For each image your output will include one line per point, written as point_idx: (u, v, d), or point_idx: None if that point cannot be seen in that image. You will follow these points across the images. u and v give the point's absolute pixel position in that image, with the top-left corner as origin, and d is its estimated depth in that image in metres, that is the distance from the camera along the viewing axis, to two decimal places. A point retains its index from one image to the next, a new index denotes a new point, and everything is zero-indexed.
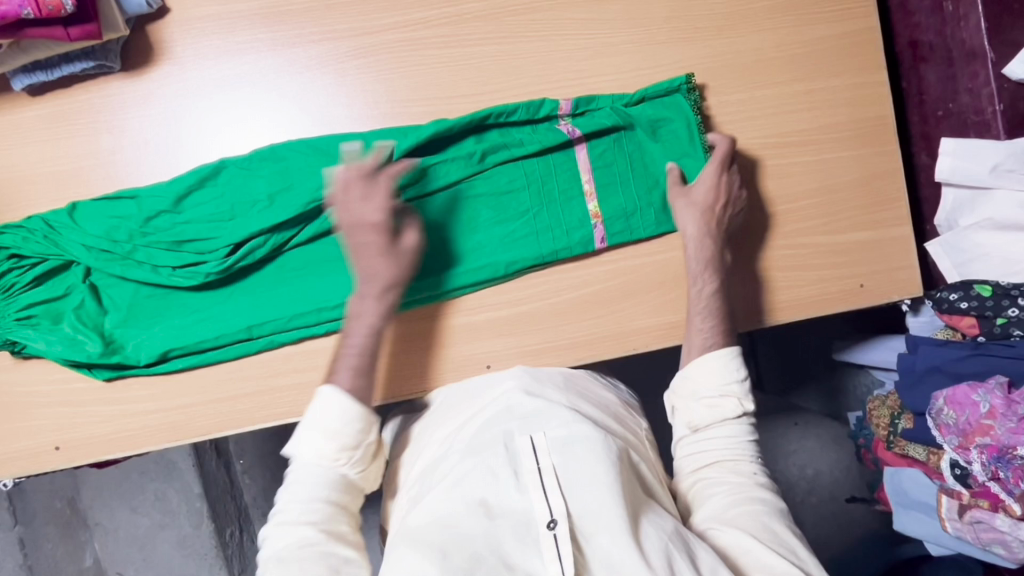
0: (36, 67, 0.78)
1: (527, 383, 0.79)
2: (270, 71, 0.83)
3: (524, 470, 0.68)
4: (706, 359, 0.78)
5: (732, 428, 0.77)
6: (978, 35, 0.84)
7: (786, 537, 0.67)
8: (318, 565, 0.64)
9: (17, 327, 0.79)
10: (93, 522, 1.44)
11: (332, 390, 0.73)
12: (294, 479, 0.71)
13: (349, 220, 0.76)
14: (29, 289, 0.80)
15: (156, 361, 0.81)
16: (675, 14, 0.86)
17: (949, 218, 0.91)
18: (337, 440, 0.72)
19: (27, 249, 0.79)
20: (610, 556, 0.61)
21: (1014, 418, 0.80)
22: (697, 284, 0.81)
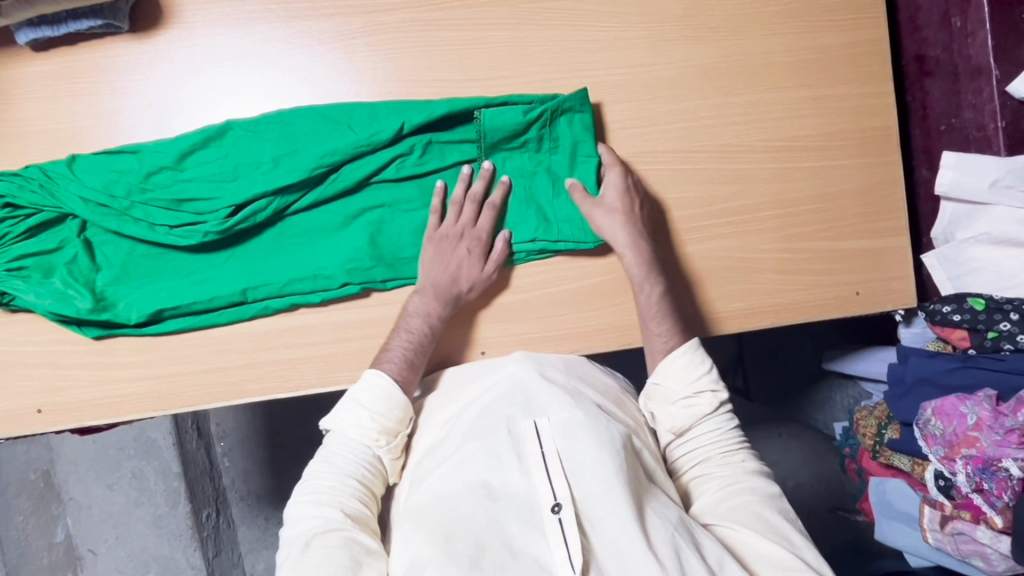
0: (41, 22, 0.76)
1: (536, 366, 0.79)
2: (280, 42, 0.82)
3: (528, 454, 0.70)
4: (672, 360, 0.80)
5: (714, 419, 0.81)
6: (985, 52, 0.85)
7: (777, 522, 0.71)
8: (342, 551, 0.65)
9: (7, 277, 0.78)
10: (67, 497, 1.41)
11: (380, 373, 0.77)
12: (330, 457, 0.74)
13: (449, 236, 0.81)
14: (22, 240, 0.80)
15: (148, 321, 0.80)
16: (688, 12, 0.87)
17: (946, 231, 0.91)
18: (376, 426, 0.75)
19: (22, 197, 0.78)
20: (616, 542, 0.64)
21: (1001, 431, 0.80)
22: (642, 291, 0.82)
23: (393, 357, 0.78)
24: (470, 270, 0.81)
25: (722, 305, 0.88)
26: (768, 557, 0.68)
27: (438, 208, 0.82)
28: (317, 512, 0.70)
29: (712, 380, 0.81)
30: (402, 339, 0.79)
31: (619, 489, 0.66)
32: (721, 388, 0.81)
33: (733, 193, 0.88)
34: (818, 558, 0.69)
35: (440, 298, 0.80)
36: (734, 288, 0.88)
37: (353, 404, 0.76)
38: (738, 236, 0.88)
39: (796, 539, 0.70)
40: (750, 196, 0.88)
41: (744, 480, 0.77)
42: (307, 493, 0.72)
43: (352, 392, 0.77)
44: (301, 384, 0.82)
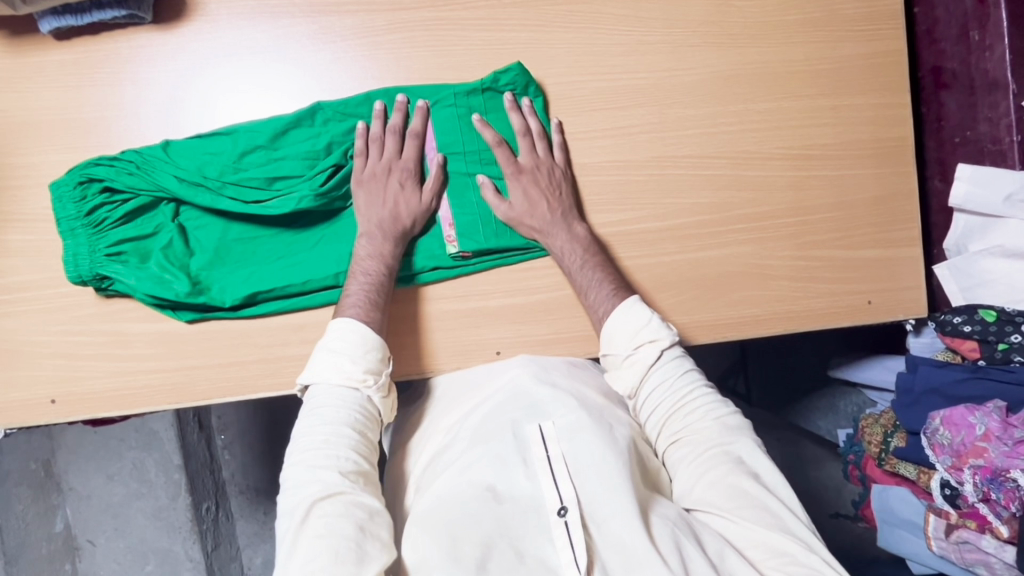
0: (65, 10, 0.76)
1: (535, 370, 0.80)
2: (302, 38, 0.82)
3: (534, 458, 0.72)
4: (614, 323, 0.79)
5: (664, 368, 0.78)
6: (1002, 66, 0.85)
7: (758, 491, 0.70)
8: (346, 520, 0.64)
9: (107, 261, 0.78)
10: (67, 487, 1.41)
11: (353, 321, 0.75)
12: (320, 408, 0.72)
13: (380, 170, 0.81)
14: (119, 225, 0.80)
15: (242, 304, 0.80)
16: (709, 18, 0.87)
17: (959, 243, 0.92)
18: (360, 368, 0.74)
19: (120, 181, 0.78)
20: (622, 541, 0.65)
21: (1009, 442, 0.81)
22: (570, 262, 0.82)
23: (353, 304, 0.77)
24: (410, 203, 0.81)
25: (735, 312, 0.89)
26: (759, 542, 0.68)
27: (358, 150, 0.82)
28: (315, 475, 0.67)
29: (655, 329, 0.79)
30: (360, 284, 0.78)
31: (623, 487, 0.68)
32: (661, 337, 0.79)
33: (750, 199, 0.88)
34: (805, 531, 0.68)
35: (388, 239, 0.80)
36: (747, 294, 0.89)
37: (329, 352, 0.75)
38: (753, 242, 0.89)
39: (778, 508, 0.69)
40: (766, 204, 0.89)
41: (716, 446, 0.73)
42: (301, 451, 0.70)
43: (326, 342, 0.75)
44: None
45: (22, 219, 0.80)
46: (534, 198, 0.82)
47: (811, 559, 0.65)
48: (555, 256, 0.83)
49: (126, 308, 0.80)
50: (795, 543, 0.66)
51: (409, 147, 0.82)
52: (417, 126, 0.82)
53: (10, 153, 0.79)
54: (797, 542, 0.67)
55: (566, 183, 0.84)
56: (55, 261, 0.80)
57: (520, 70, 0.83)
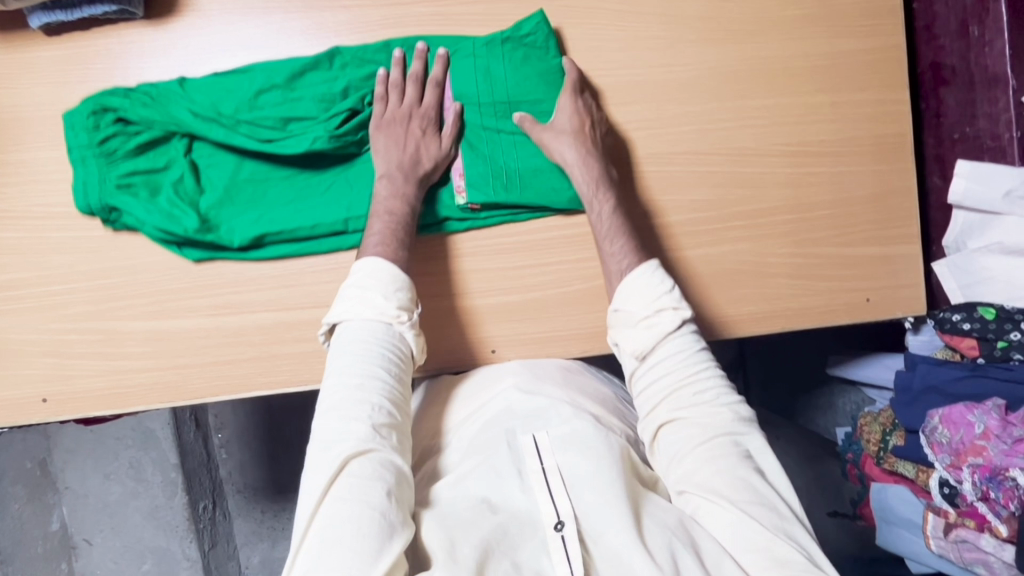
0: (56, 5, 0.75)
1: (525, 379, 0.80)
2: (296, 34, 0.81)
3: (529, 472, 0.71)
4: (631, 282, 0.78)
5: (679, 338, 0.77)
6: (1002, 62, 0.84)
7: (764, 491, 0.69)
8: (372, 484, 0.62)
9: (115, 193, 0.77)
10: (63, 486, 1.40)
11: (380, 262, 0.74)
12: (353, 347, 0.70)
13: (400, 116, 0.80)
14: (130, 156, 0.79)
15: (250, 245, 0.79)
16: (707, 14, 0.86)
17: (958, 240, 0.92)
18: (393, 305, 0.73)
19: (134, 113, 0.78)
20: (618, 554, 0.64)
21: (1009, 440, 0.81)
22: (595, 207, 0.80)
23: (372, 245, 0.76)
24: (430, 149, 0.80)
25: (733, 309, 0.88)
26: (760, 547, 0.65)
27: (380, 95, 0.80)
28: (346, 428, 0.65)
29: (676, 298, 0.78)
30: (380, 224, 0.77)
31: (619, 500, 0.67)
32: (683, 307, 0.77)
33: (748, 196, 0.88)
34: (806, 538, 0.67)
35: (409, 179, 0.79)
36: (744, 292, 0.88)
37: (360, 292, 0.73)
38: (751, 239, 0.88)
39: (782, 510, 0.68)
40: (764, 201, 0.88)
41: (726, 435, 0.72)
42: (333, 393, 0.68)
43: (355, 280, 0.74)
44: (310, 378, 0.82)
45: (12, 217, 0.79)
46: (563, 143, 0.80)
47: (813, 573, 0.63)
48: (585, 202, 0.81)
49: (118, 306, 0.80)
50: (798, 553, 0.64)
51: (428, 94, 0.81)
52: (437, 74, 0.81)
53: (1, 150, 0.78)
54: (798, 550, 0.65)
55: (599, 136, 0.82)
56: (46, 259, 0.79)
57: (542, 19, 0.82)
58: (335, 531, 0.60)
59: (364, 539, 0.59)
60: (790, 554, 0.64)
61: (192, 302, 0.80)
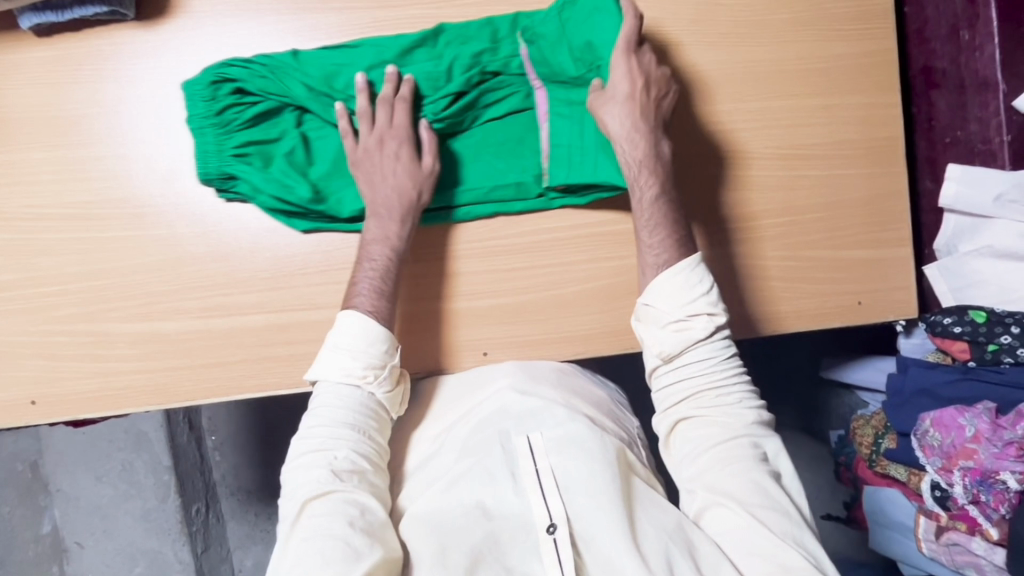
0: (46, 6, 0.74)
1: (518, 380, 0.79)
2: (288, 35, 0.81)
3: (521, 473, 0.72)
4: (665, 279, 0.75)
5: (709, 344, 0.75)
6: (992, 66, 0.85)
7: (776, 495, 0.69)
8: (332, 522, 0.65)
9: (233, 162, 0.79)
10: (54, 488, 1.39)
11: (352, 313, 0.74)
12: (318, 410, 0.72)
13: (373, 146, 0.79)
14: (245, 128, 0.80)
15: (358, 218, 0.81)
16: (700, 17, 0.86)
17: (949, 243, 0.91)
18: (361, 364, 0.73)
19: (251, 85, 0.78)
20: (610, 559, 0.66)
21: (999, 443, 0.80)
22: (638, 189, 0.77)
23: (365, 289, 0.76)
24: (410, 173, 0.78)
25: (725, 312, 0.88)
26: (764, 552, 0.66)
27: (347, 130, 0.79)
28: (308, 476, 0.68)
29: (712, 300, 0.75)
30: (366, 271, 0.77)
31: (611, 504, 0.68)
32: (719, 312, 0.75)
33: (740, 199, 0.88)
34: (814, 544, 0.67)
35: (397, 216, 0.78)
36: (737, 294, 0.88)
37: (334, 351, 0.73)
38: (743, 242, 0.88)
39: (792, 515, 0.68)
40: (756, 204, 0.88)
41: (748, 437, 0.73)
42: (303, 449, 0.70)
43: (331, 337, 0.74)
44: (302, 380, 0.81)
45: (1, 218, 0.78)
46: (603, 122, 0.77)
47: None
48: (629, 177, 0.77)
49: (108, 308, 0.79)
50: (806, 561, 0.64)
51: (400, 116, 0.79)
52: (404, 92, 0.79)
53: None
54: (806, 557, 0.65)
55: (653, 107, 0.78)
56: (35, 261, 0.79)
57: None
58: (300, 568, 0.63)
59: (327, 570, 0.62)
60: (798, 560, 0.65)
61: (182, 304, 0.80)
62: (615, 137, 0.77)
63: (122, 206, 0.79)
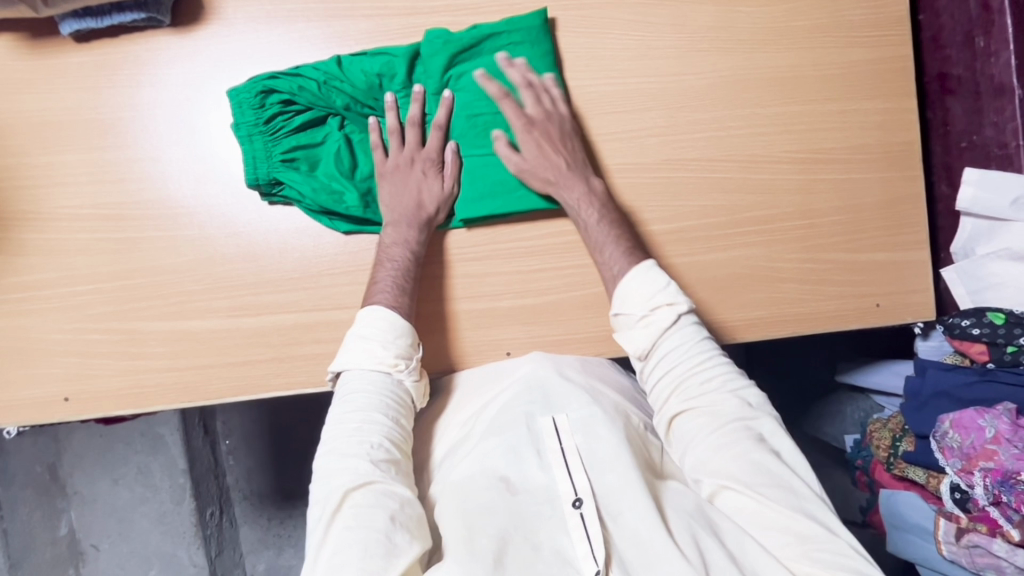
0: (86, 13, 0.77)
1: (549, 363, 0.81)
2: (318, 41, 0.82)
3: (547, 450, 0.73)
4: (625, 284, 0.79)
5: (676, 334, 0.78)
6: (1007, 71, 0.86)
7: (777, 469, 0.70)
8: (376, 512, 0.65)
9: (282, 167, 0.81)
10: (72, 490, 1.40)
11: (373, 308, 0.76)
12: (350, 396, 0.73)
13: (397, 163, 0.82)
14: (291, 135, 0.82)
15: None
16: (718, 24, 0.88)
17: (966, 246, 0.93)
18: (392, 353, 0.75)
19: (302, 96, 0.81)
20: (637, 532, 0.66)
21: (1019, 444, 0.82)
22: (584, 217, 0.82)
23: (385, 287, 0.78)
24: (431, 191, 0.82)
25: (742, 313, 0.89)
26: (779, 525, 0.67)
27: (376, 144, 0.83)
28: (348, 466, 0.68)
29: (671, 293, 0.78)
30: (388, 271, 0.79)
31: (638, 480, 0.69)
32: (677, 301, 0.78)
33: (758, 202, 0.89)
34: (824, 512, 0.68)
35: (413, 224, 0.81)
36: (756, 295, 0.90)
37: (362, 338, 0.75)
38: (762, 245, 0.89)
39: (798, 488, 0.69)
40: (774, 207, 0.89)
41: (734, 419, 0.73)
42: (335, 437, 0.71)
43: (355, 330, 0.77)
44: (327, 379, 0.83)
45: (37, 218, 0.80)
46: (546, 150, 0.82)
47: (834, 545, 0.64)
48: (569, 211, 0.82)
49: (140, 307, 0.81)
50: (818, 529, 0.66)
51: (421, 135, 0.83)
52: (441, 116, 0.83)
53: (27, 153, 0.80)
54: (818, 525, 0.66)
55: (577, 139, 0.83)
56: (70, 260, 0.80)
57: (540, 18, 0.83)
58: (341, 558, 0.62)
59: (368, 564, 0.62)
60: (812, 530, 0.66)
61: (211, 303, 0.82)
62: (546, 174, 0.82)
63: (155, 207, 0.81)
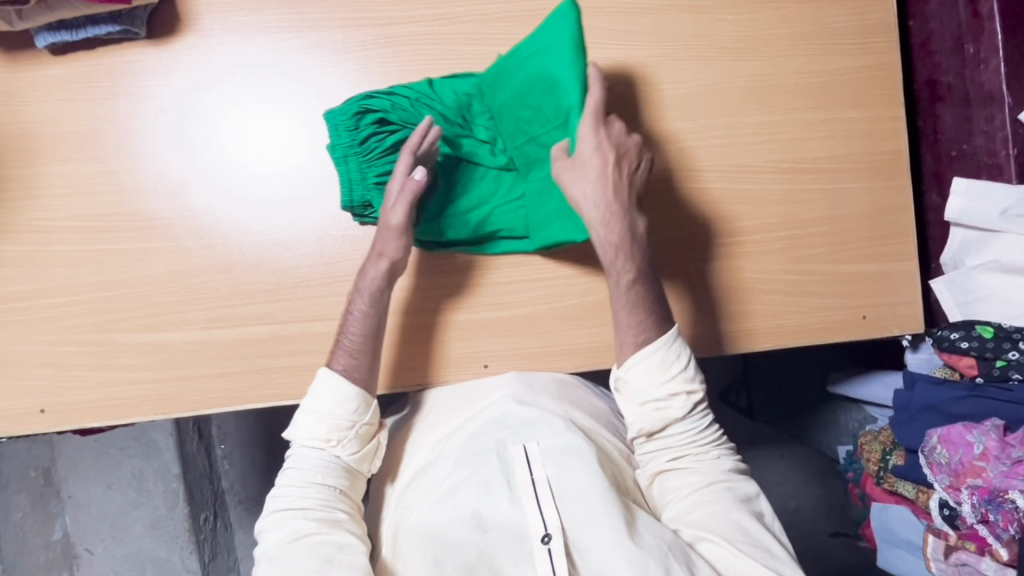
0: (61, 26, 0.77)
1: (517, 391, 0.80)
2: (294, 52, 0.82)
3: (518, 482, 0.72)
4: (643, 359, 0.75)
5: (689, 419, 0.77)
6: (997, 79, 0.85)
7: (755, 531, 0.71)
8: (310, 559, 0.68)
9: (376, 189, 0.81)
10: (66, 495, 1.41)
11: (327, 371, 0.76)
12: (289, 470, 0.76)
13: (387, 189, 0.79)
14: (387, 155, 0.83)
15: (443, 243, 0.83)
16: (699, 32, 0.87)
17: (955, 257, 0.91)
18: (329, 429, 0.76)
19: (395, 115, 0.81)
20: (605, 570, 0.67)
21: (1008, 462, 0.80)
22: (614, 275, 0.76)
23: (343, 347, 0.77)
24: (387, 240, 0.77)
25: (726, 326, 0.88)
26: None
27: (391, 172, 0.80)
28: (284, 524, 0.72)
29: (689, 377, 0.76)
30: (351, 328, 0.77)
31: (610, 516, 0.69)
32: (696, 389, 0.77)
33: (741, 213, 0.88)
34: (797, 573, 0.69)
35: (374, 272, 0.77)
36: (738, 307, 0.88)
37: (306, 411, 0.76)
38: (744, 256, 0.88)
39: (775, 550, 0.70)
40: (757, 217, 0.88)
41: (719, 483, 0.74)
42: (275, 505, 0.74)
43: (306, 400, 0.77)
44: (303, 392, 0.82)
45: (14, 230, 0.80)
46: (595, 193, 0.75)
47: None
48: (605, 261, 0.76)
49: (117, 318, 0.81)
50: None
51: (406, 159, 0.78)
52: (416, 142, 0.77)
53: (5, 165, 0.80)
54: None
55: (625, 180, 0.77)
56: (48, 272, 0.81)
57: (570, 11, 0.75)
58: None
59: None
60: None
61: (188, 314, 0.81)
62: (586, 220, 0.76)
63: (132, 219, 0.81)
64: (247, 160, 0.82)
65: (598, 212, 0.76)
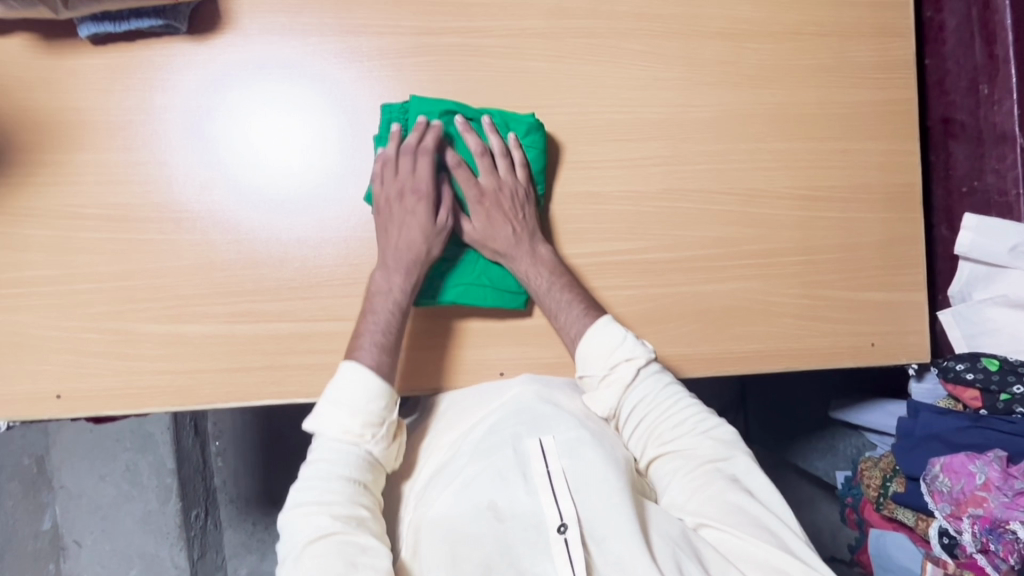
0: (104, 17, 0.78)
1: (538, 389, 0.82)
2: (330, 56, 0.83)
3: (534, 474, 0.73)
4: (591, 340, 0.80)
5: (643, 386, 0.80)
6: (1010, 120, 0.88)
7: (752, 509, 0.72)
8: (337, 558, 0.66)
9: None
10: (58, 485, 1.39)
11: (351, 364, 0.76)
12: (315, 462, 0.73)
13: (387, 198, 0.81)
14: None
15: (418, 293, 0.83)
16: (726, 58, 0.89)
17: (963, 290, 0.93)
18: (360, 424, 0.75)
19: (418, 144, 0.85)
20: (620, 561, 0.67)
21: (1009, 493, 0.81)
22: (535, 280, 0.83)
23: (371, 342, 0.78)
24: (414, 238, 0.80)
25: (739, 346, 0.90)
26: (757, 559, 0.69)
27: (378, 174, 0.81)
28: (308, 521, 0.69)
29: (630, 348, 0.80)
30: (373, 327, 0.79)
31: (625, 508, 0.70)
32: (638, 356, 0.80)
33: (757, 236, 0.90)
34: (800, 545, 0.70)
35: (400, 274, 0.80)
36: (752, 328, 0.90)
37: (333, 404, 0.75)
38: (759, 278, 0.90)
39: (774, 526, 0.71)
40: (774, 240, 0.90)
41: (710, 462, 0.76)
42: (297, 498, 0.72)
43: (332, 392, 0.76)
44: (320, 390, 0.83)
45: (39, 215, 0.81)
46: (497, 219, 0.83)
47: None
48: (520, 279, 0.83)
49: (137, 308, 0.81)
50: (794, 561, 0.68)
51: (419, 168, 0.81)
52: (497, 142, 0.83)
53: (36, 151, 0.81)
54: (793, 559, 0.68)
55: (527, 200, 0.83)
56: (72, 258, 0.81)
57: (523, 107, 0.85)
58: None
59: None
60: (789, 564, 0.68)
61: (209, 308, 0.82)
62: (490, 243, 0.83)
63: (159, 210, 0.82)
64: (278, 158, 0.83)
65: (506, 238, 0.82)
